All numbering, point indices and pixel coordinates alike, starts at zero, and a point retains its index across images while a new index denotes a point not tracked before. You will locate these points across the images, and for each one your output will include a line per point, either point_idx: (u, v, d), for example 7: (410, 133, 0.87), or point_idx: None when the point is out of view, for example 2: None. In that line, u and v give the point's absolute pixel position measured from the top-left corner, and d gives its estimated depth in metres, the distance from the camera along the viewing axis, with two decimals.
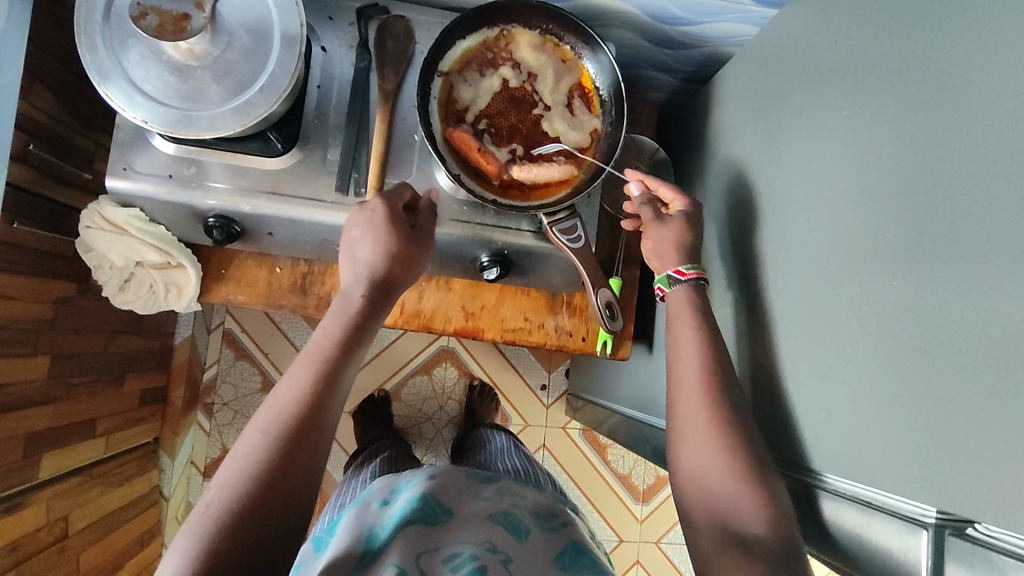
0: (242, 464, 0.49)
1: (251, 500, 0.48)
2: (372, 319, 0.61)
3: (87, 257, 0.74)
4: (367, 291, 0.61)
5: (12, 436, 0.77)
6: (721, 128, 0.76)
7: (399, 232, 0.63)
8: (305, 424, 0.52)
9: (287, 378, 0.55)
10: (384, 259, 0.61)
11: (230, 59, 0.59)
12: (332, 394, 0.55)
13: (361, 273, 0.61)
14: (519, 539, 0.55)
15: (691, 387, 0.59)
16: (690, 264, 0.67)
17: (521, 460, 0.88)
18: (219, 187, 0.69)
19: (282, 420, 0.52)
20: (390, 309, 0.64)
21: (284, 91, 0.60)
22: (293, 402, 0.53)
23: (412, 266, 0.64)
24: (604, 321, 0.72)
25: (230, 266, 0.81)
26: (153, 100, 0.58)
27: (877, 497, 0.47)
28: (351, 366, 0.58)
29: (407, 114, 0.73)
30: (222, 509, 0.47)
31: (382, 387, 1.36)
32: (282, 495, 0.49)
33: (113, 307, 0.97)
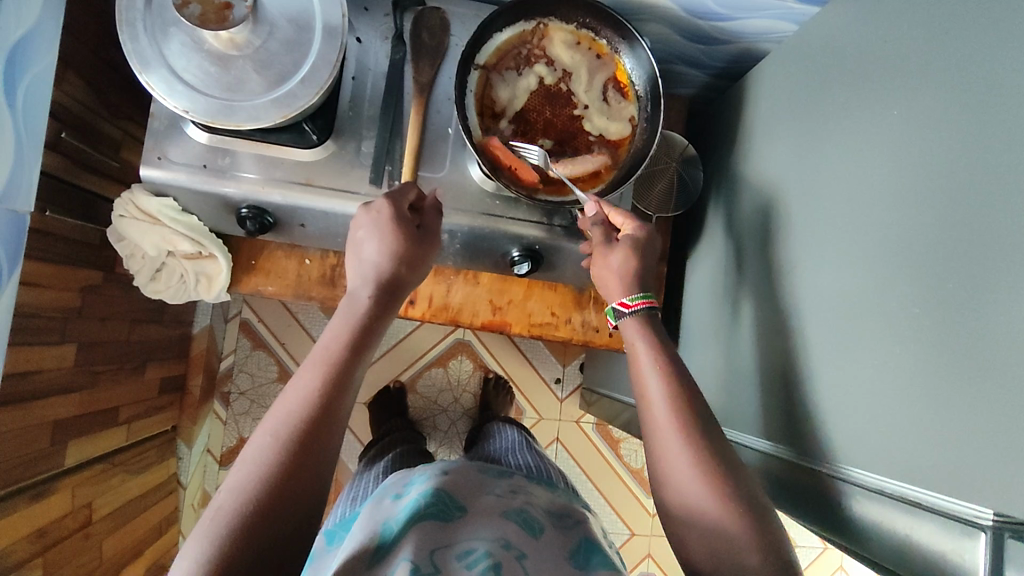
0: (252, 466, 0.48)
1: (263, 502, 0.47)
2: (380, 321, 0.60)
3: (120, 246, 0.75)
4: (375, 292, 0.60)
5: (41, 423, 0.77)
6: (754, 125, 0.76)
7: (406, 233, 0.62)
8: (317, 426, 0.51)
9: (296, 379, 0.54)
10: (390, 260, 0.60)
11: (271, 50, 0.59)
12: (343, 395, 0.54)
13: (368, 274, 0.60)
14: (533, 536, 0.53)
15: (657, 421, 0.57)
16: (637, 294, 0.65)
17: (532, 456, 0.87)
18: (251, 177, 0.68)
19: (293, 422, 0.51)
20: (397, 310, 0.63)
21: (325, 82, 0.59)
22: (304, 404, 0.52)
23: (417, 266, 0.63)
24: None
25: (259, 257, 0.82)
26: (193, 90, 0.58)
27: (930, 499, 0.46)
28: (362, 367, 0.57)
29: (441, 107, 0.73)
30: (233, 512, 0.46)
31: (398, 379, 1.37)
32: (294, 498, 0.48)
33: (136, 295, 0.97)
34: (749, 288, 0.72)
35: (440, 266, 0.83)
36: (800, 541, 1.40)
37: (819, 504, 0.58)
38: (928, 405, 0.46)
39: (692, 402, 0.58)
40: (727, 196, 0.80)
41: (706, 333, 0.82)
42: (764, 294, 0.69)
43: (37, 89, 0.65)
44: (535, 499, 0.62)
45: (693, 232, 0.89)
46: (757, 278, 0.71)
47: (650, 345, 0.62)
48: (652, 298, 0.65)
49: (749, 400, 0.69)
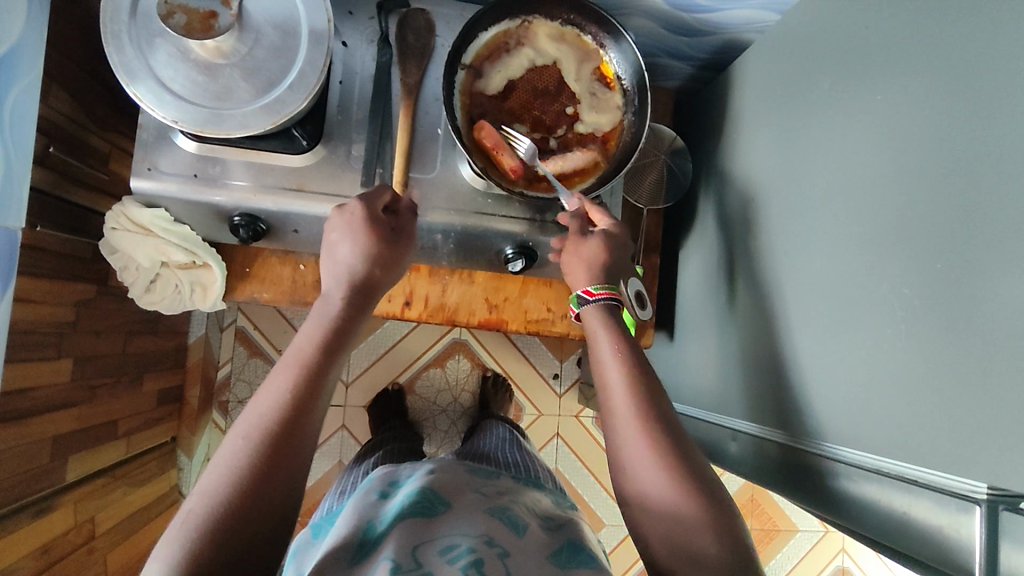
0: (224, 469, 0.48)
1: (233, 506, 0.47)
2: (354, 322, 0.60)
3: (112, 258, 0.74)
4: (348, 293, 0.60)
5: (40, 440, 0.77)
6: (740, 115, 0.77)
7: (380, 233, 0.62)
8: (290, 428, 0.51)
9: (267, 384, 0.54)
10: (363, 261, 0.61)
11: (258, 56, 0.59)
12: (315, 397, 0.54)
13: (341, 276, 0.61)
14: (517, 534, 0.53)
15: (615, 405, 0.58)
16: (601, 284, 0.66)
17: (522, 454, 0.88)
18: (242, 185, 0.68)
19: (265, 424, 0.51)
20: (371, 311, 0.63)
21: (314, 87, 0.60)
22: (274, 406, 0.52)
23: (390, 267, 0.63)
24: (633, 309, 0.72)
25: (254, 265, 0.82)
26: (181, 99, 0.58)
27: (927, 476, 0.47)
28: (336, 368, 0.57)
29: (430, 107, 0.73)
30: (204, 515, 0.46)
31: (395, 381, 1.37)
32: (269, 496, 0.48)
33: (129, 308, 0.96)
34: (741, 276, 0.73)
35: (434, 267, 0.83)
36: (801, 525, 1.42)
37: (815, 486, 0.59)
38: (919, 383, 0.47)
39: (649, 387, 0.58)
40: (716, 186, 0.81)
41: (700, 323, 0.83)
42: (755, 281, 0.70)
43: (23, 104, 0.65)
44: (523, 501, 0.62)
45: (684, 223, 0.90)
46: (748, 265, 0.72)
47: (610, 333, 0.63)
48: (615, 290, 0.66)
49: (746, 386, 0.70)
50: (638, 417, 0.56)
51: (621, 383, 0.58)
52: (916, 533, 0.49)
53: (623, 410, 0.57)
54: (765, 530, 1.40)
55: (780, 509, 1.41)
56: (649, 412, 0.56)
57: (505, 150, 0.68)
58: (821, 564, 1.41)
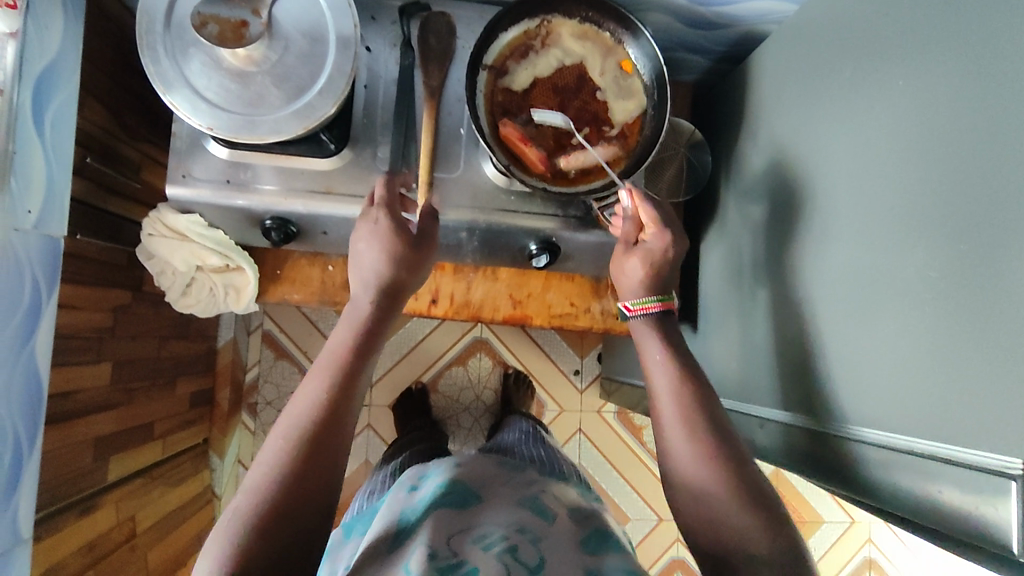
0: (265, 469, 0.50)
1: (274, 505, 0.48)
2: (381, 324, 0.62)
3: (150, 264, 0.77)
4: (376, 297, 0.61)
5: (82, 441, 0.79)
6: (760, 105, 0.77)
7: (404, 237, 0.62)
8: (324, 427, 0.53)
9: (303, 387, 0.56)
10: (389, 265, 0.61)
11: (288, 63, 0.61)
12: (348, 398, 0.56)
13: (368, 278, 0.61)
14: (546, 521, 0.55)
15: (659, 407, 0.61)
16: (657, 296, 0.67)
17: (543, 448, 0.89)
18: (273, 189, 0.70)
19: (302, 425, 0.53)
20: (400, 313, 0.64)
21: (342, 91, 0.61)
22: (310, 408, 0.54)
23: (416, 269, 0.63)
24: None
25: (284, 267, 0.84)
26: (215, 106, 0.60)
27: (942, 449, 0.48)
28: (366, 369, 0.59)
29: (452, 108, 0.75)
30: (250, 512, 0.48)
31: (419, 380, 1.39)
32: (307, 494, 0.50)
33: (162, 312, 0.99)
34: (766, 264, 0.74)
35: (458, 264, 0.85)
36: (826, 515, 1.41)
37: (849, 472, 0.58)
38: (953, 362, 0.47)
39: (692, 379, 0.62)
40: (737, 176, 0.81)
41: (723, 314, 0.83)
42: (777, 270, 0.71)
43: (63, 117, 0.68)
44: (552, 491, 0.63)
45: (704, 214, 0.91)
46: (771, 254, 0.72)
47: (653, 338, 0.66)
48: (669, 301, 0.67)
49: (773, 374, 0.71)
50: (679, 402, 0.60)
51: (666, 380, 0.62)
52: (925, 505, 0.51)
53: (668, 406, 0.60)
54: None
55: (805, 500, 1.41)
56: (689, 400, 0.60)
57: (529, 143, 0.70)
58: (848, 555, 1.40)
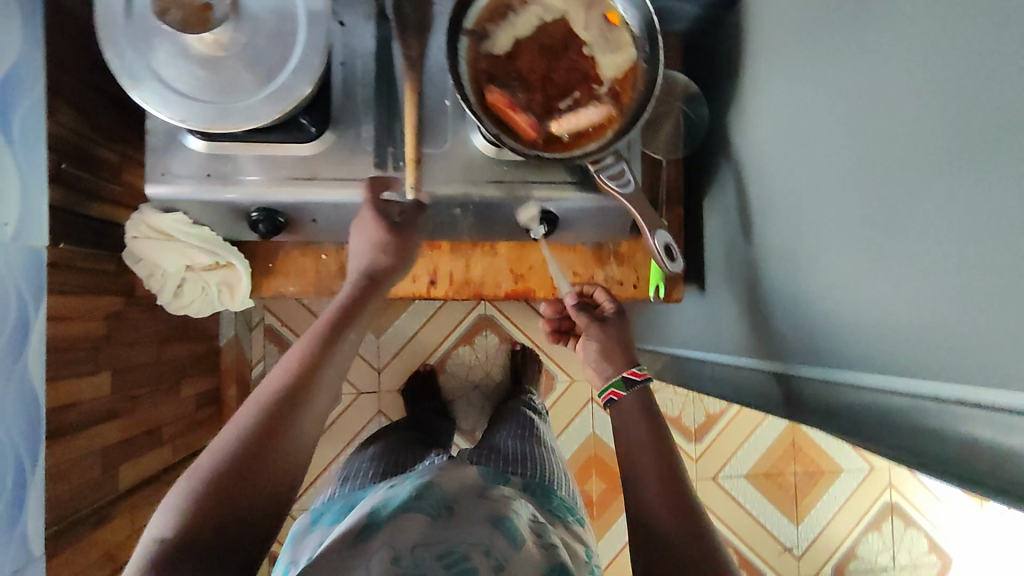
0: (235, 425, 0.51)
1: (240, 457, 0.49)
2: (359, 309, 0.65)
3: (138, 267, 0.74)
4: (359, 283, 0.67)
5: (88, 453, 0.78)
6: (756, 50, 0.74)
7: (387, 228, 0.70)
8: (295, 391, 0.54)
9: (282, 358, 0.58)
10: (376, 252, 0.69)
11: (258, 45, 0.58)
12: (321, 369, 0.57)
13: (356, 266, 0.69)
14: (512, 544, 0.53)
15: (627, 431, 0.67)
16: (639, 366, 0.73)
17: (526, 443, 0.85)
18: (255, 179, 0.68)
19: (276, 388, 0.54)
20: (380, 301, 0.68)
21: (317, 70, 0.58)
22: (284, 375, 0.55)
23: (402, 258, 0.71)
24: (663, 262, 0.70)
25: (277, 259, 0.81)
26: (186, 97, 0.57)
27: (949, 389, 0.47)
28: (343, 346, 0.61)
29: (435, 80, 0.72)
30: (216, 463, 0.49)
31: (426, 362, 1.38)
32: (273, 450, 0.51)
33: (160, 315, 0.97)
34: (771, 216, 0.71)
35: (455, 243, 0.83)
36: (844, 464, 1.41)
37: (879, 423, 0.55)
38: (977, 301, 0.44)
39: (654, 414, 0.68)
40: (737, 128, 0.78)
41: (731, 271, 0.81)
42: (784, 222, 0.68)
43: (32, 122, 0.65)
44: (523, 508, 0.61)
45: (705, 170, 0.88)
46: (776, 206, 0.70)
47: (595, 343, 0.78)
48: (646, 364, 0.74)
49: (784, 330, 0.68)
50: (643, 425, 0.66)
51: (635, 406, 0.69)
52: (936, 442, 0.50)
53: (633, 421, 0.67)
54: (807, 474, 1.40)
55: (822, 450, 1.40)
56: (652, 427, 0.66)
57: (517, 109, 0.68)
58: (869, 501, 1.41)
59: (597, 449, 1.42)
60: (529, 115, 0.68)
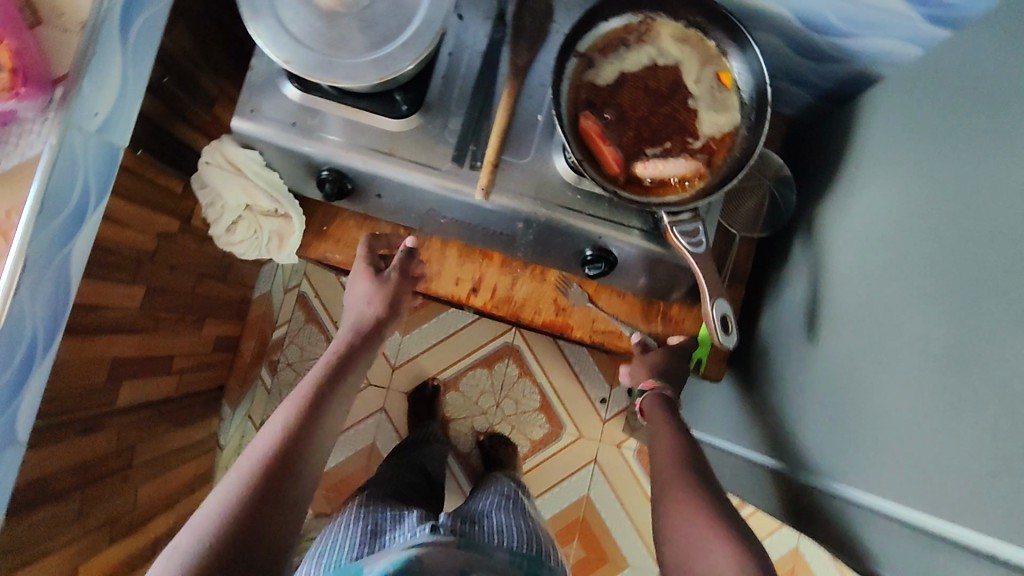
0: (225, 492, 0.52)
1: (232, 527, 0.50)
2: (352, 363, 0.68)
3: (201, 193, 0.74)
4: (356, 334, 0.71)
5: (98, 360, 0.77)
6: (863, 147, 0.70)
7: (394, 280, 0.74)
8: (289, 449, 0.56)
9: (270, 419, 0.60)
10: (376, 304, 0.73)
11: (378, 12, 0.59)
12: (315, 427, 0.60)
13: (353, 320, 0.72)
14: None
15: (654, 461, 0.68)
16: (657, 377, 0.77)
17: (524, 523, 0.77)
18: (336, 140, 0.68)
19: (265, 452, 0.56)
20: (371, 360, 0.71)
21: (426, 48, 0.58)
22: (272, 438, 0.57)
23: (400, 311, 0.75)
24: (717, 335, 0.68)
25: (332, 224, 0.82)
26: (296, 41, 0.58)
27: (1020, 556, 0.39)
28: (334, 402, 0.64)
29: (534, 93, 0.71)
30: (203, 536, 0.49)
31: (441, 373, 1.36)
32: (267, 517, 0.52)
33: (207, 249, 0.98)
34: (839, 318, 0.66)
35: (508, 259, 0.81)
36: None
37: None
38: None
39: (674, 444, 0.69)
40: (824, 221, 0.74)
41: (781, 365, 0.76)
42: (852, 327, 0.63)
43: (149, 32, 0.67)
44: None
45: (778, 256, 0.84)
46: (848, 309, 0.65)
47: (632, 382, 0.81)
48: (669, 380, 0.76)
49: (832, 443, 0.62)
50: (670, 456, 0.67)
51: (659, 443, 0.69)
52: None
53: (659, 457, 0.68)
54: None
55: None
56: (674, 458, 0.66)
57: (607, 141, 0.66)
58: None
59: (587, 513, 1.35)
60: (616, 150, 0.66)
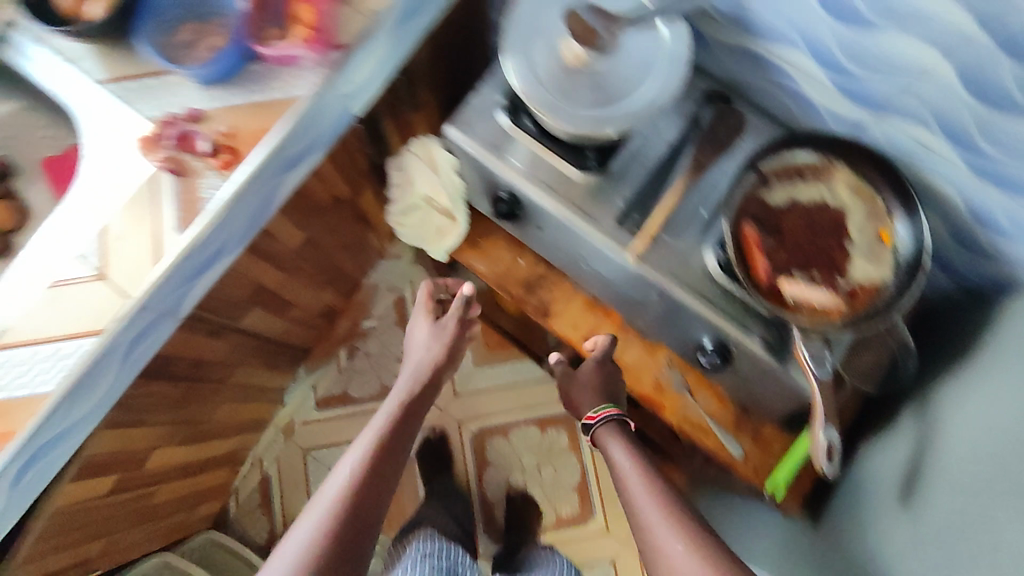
0: (322, 510, 0.72)
1: (329, 538, 0.69)
2: (418, 404, 0.86)
3: (395, 174, 0.86)
4: (420, 374, 0.88)
5: (250, 278, 0.85)
6: (999, 342, 0.71)
7: (455, 330, 0.92)
8: (371, 475, 0.76)
9: (351, 451, 0.80)
10: (439, 347, 0.90)
11: (609, 79, 0.69)
12: (388, 457, 0.79)
13: (418, 361, 0.90)
14: None
15: (630, 487, 0.72)
16: (602, 405, 0.82)
17: None
18: (523, 170, 0.77)
19: (349, 479, 0.75)
20: (431, 403, 0.89)
21: (638, 121, 0.67)
22: (355, 467, 0.76)
23: (456, 358, 0.92)
24: (823, 463, 0.74)
25: (485, 239, 0.89)
26: (535, 78, 0.68)
27: None
28: (404, 435, 0.83)
29: (706, 190, 0.77)
30: (307, 545, 0.69)
31: (498, 416, 1.38)
32: (351, 532, 0.71)
33: (356, 224, 1.09)
34: (937, 494, 0.65)
35: (625, 322, 0.86)
36: None
37: None
38: None
39: (648, 472, 0.73)
40: (942, 400, 0.75)
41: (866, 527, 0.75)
42: (949, 506, 0.63)
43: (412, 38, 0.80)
44: None
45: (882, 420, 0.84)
46: (948, 489, 0.64)
47: (624, 452, 0.77)
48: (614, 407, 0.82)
49: None
50: (648, 484, 0.72)
51: (627, 463, 0.75)
52: None
53: (639, 491, 0.71)
54: None
55: None
56: (656, 489, 0.71)
57: (762, 251, 0.71)
58: None
59: None
60: (768, 261, 0.71)
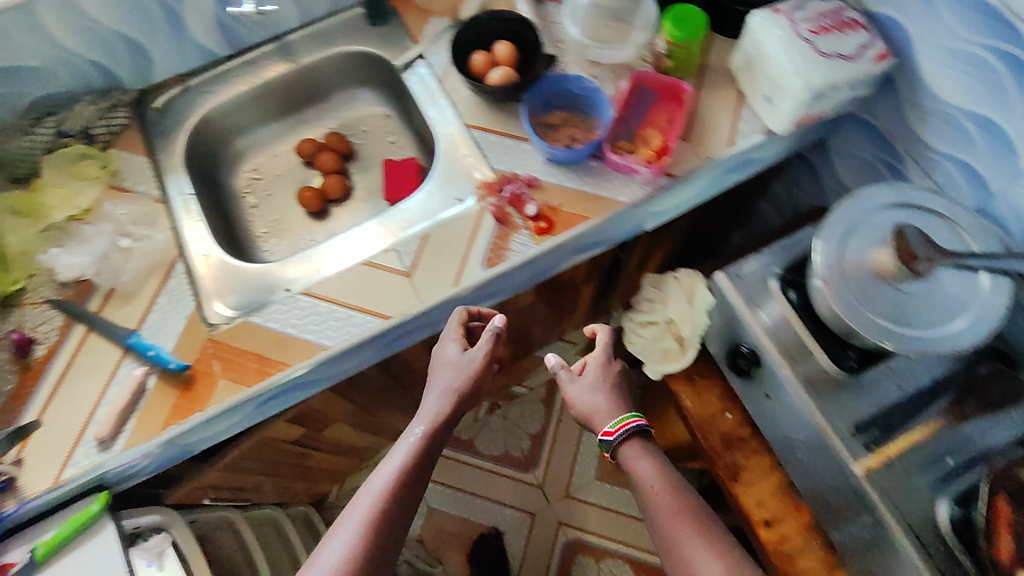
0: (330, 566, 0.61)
1: None
2: (437, 444, 0.72)
3: (652, 288, 0.96)
4: (444, 405, 0.72)
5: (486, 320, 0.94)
6: None
7: (484, 366, 0.74)
8: (383, 531, 0.64)
9: (366, 490, 0.67)
10: (466, 378, 0.73)
11: (912, 301, 0.70)
12: (399, 505, 0.66)
13: (444, 392, 0.73)
14: None
15: (662, 508, 0.70)
16: (615, 420, 0.75)
17: None
18: (775, 339, 0.79)
19: (360, 533, 0.63)
20: (448, 435, 0.73)
21: (928, 352, 0.68)
22: (365, 517, 0.64)
23: (478, 391, 0.76)
24: None
25: (700, 379, 0.91)
26: (841, 271, 0.71)
27: None
28: (421, 481, 0.69)
29: (956, 439, 0.74)
30: None
31: (597, 538, 1.35)
32: None
33: (569, 307, 1.16)
34: None
35: (812, 526, 0.83)
36: None
37: None
38: None
39: (681, 496, 0.71)
40: None
41: None
42: None
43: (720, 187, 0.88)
44: None
45: None
46: None
47: (650, 466, 0.72)
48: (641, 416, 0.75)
49: None
50: (681, 518, 0.69)
51: (649, 471, 0.72)
52: None
53: (668, 515, 0.69)
54: None
55: None
56: (687, 513, 0.69)
57: (1010, 531, 0.66)
58: None
59: None
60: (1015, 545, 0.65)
